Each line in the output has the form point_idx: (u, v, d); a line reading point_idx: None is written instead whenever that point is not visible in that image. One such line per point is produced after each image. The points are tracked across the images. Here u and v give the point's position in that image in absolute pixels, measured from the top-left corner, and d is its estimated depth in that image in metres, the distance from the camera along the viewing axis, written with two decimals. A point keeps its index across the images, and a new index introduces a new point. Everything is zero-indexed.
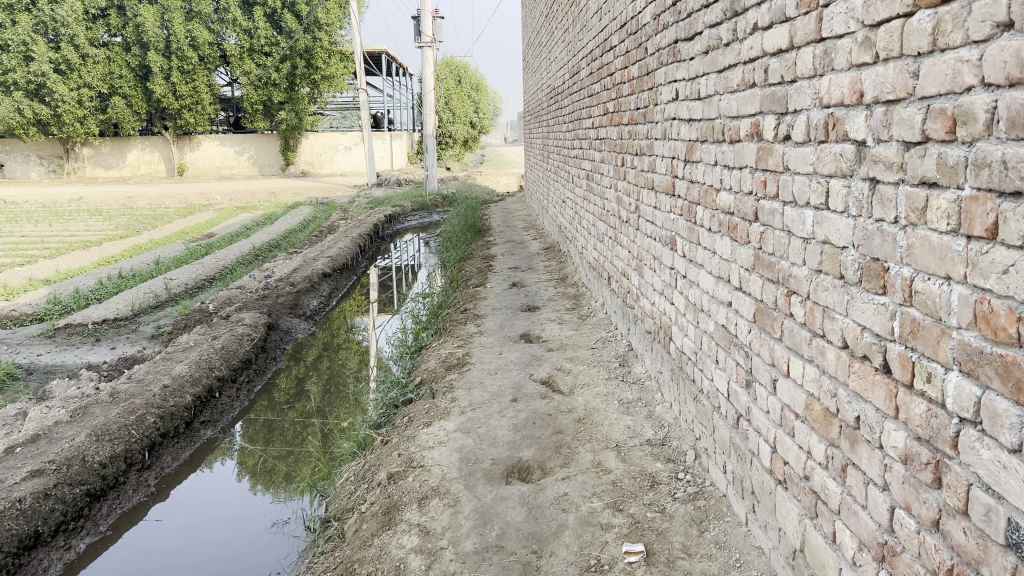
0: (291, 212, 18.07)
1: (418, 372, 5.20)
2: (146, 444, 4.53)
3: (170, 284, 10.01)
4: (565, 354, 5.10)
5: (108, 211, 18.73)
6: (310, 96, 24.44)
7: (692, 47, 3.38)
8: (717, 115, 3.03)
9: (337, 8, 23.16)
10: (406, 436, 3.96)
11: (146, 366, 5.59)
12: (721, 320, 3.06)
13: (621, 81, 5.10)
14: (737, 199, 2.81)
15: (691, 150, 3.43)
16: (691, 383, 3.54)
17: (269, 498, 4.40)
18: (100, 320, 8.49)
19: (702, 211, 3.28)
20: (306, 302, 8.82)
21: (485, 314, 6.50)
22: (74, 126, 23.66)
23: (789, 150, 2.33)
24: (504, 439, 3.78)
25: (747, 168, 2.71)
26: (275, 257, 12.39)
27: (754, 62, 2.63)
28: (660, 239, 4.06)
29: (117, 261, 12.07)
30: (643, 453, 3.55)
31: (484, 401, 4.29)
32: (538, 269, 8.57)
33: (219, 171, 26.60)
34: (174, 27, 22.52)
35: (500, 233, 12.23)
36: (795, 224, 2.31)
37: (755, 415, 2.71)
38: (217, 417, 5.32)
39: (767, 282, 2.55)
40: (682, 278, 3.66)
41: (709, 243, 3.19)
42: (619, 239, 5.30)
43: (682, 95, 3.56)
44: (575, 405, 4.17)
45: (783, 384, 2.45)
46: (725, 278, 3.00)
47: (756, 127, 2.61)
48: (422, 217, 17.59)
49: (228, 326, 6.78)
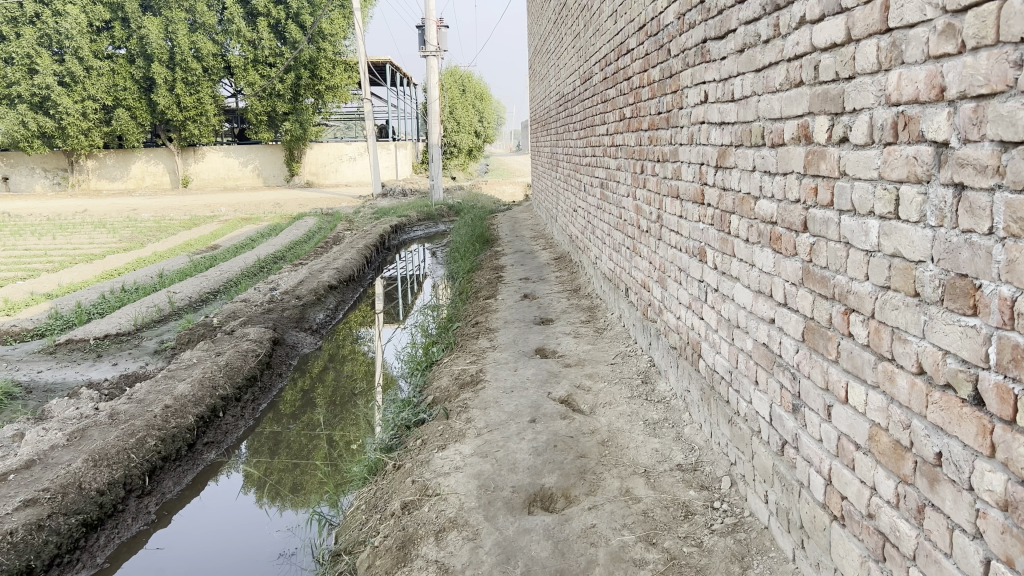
0: (296, 223, 17.88)
1: (430, 390, 4.97)
2: (147, 468, 4.31)
3: (174, 297, 9.81)
4: (584, 370, 4.87)
5: (112, 224, 18.57)
6: (314, 107, 24.29)
7: (724, 45, 3.18)
8: (755, 117, 2.83)
9: (341, 18, 23.02)
10: (420, 460, 3.74)
11: (147, 385, 5.37)
12: (762, 339, 2.84)
13: (640, 85, 4.90)
14: (781, 208, 2.60)
15: (723, 156, 3.22)
16: (725, 404, 3.31)
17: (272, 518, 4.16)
18: (103, 335, 8.29)
19: (737, 220, 3.07)
20: (312, 316, 8.61)
21: (497, 327, 6.27)
22: (79, 138, 23.57)
23: (846, 154, 2.13)
24: (524, 464, 3.55)
25: (793, 174, 2.50)
26: (281, 269, 12.20)
27: (801, 58, 2.43)
28: (687, 249, 3.85)
29: (120, 274, 11.88)
30: (674, 479, 3.32)
31: (501, 422, 4.06)
32: (549, 279, 8.36)
33: (224, 182, 26.49)
34: (178, 38, 22.44)
35: (508, 242, 12.01)
36: (855, 235, 2.09)
37: (805, 442, 2.49)
38: (220, 438, 5.11)
39: (820, 298, 2.33)
40: (713, 292, 3.44)
41: (746, 254, 2.98)
42: (639, 249, 5.08)
43: (713, 97, 3.35)
44: (597, 425, 3.94)
45: (840, 411, 2.23)
46: (766, 292, 2.79)
47: (804, 129, 2.41)
48: (428, 227, 17.37)
49: (232, 341, 6.56)
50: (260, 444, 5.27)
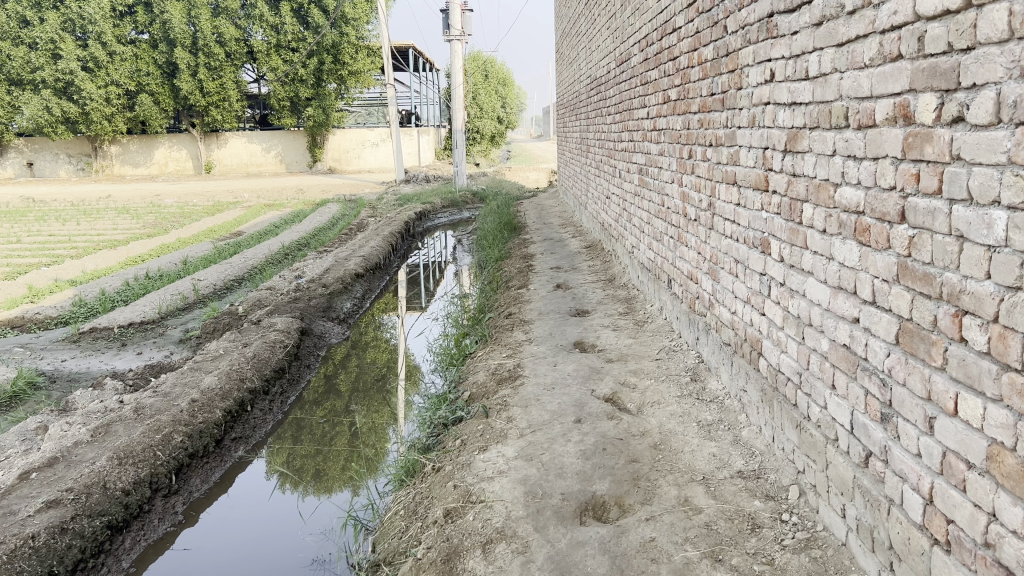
0: (320, 210, 17.73)
1: (465, 386, 4.75)
2: (173, 466, 4.14)
3: (198, 285, 9.67)
4: (627, 366, 4.64)
5: (135, 209, 18.50)
6: (337, 92, 24.08)
7: (796, 19, 2.92)
8: (837, 97, 2.57)
9: (364, 2, 22.77)
10: (460, 463, 3.53)
11: (173, 378, 5.20)
12: (842, 340, 2.60)
13: (688, 66, 4.65)
14: (870, 197, 2.36)
15: (794, 139, 2.97)
16: (792, 408, 3.09)
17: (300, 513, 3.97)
18: (127, 324, 8.16)
19: (811, 209, 2.82)
20: (339, 305, 8.42)
21: (532, 318, 6.05)
22: (102, 124, 23.52)
23: (962, 136, 1.87)
24: (572, 469, 3.33)
25: (887, 159, 2.25)
26: (305, 256, 12.04)
27: (899, 29, 2.17)
28: (746, 240, 3.61)
29: (144, 261, 11.78)
30: (737, 488, 3.08)
31: (545, 422, 3.84)
32: (582, 269, 8.12)
33: (246, 168, 26.40)
34: (201, 23, 22.30)
35: (536, 230, 11.76)
36: (974, 228, 1.84)
37: (897, 457, 2.24)
38: (248, 433, 4.94)
39: (921, 296, 2.09)
40: (778, 287, 3.20)
41: (823, 246, 2.73)
42: (685, 238, 4.84)
43: (781, 76, 3.10)
44: (648, 427, 3.71)
45: (946, 427, 1.99)
46: (848, 288, 2.54)
47: (903, 108, 2.15)
48: (452, 214, 17.16)
49: (259, 332, 6.38)
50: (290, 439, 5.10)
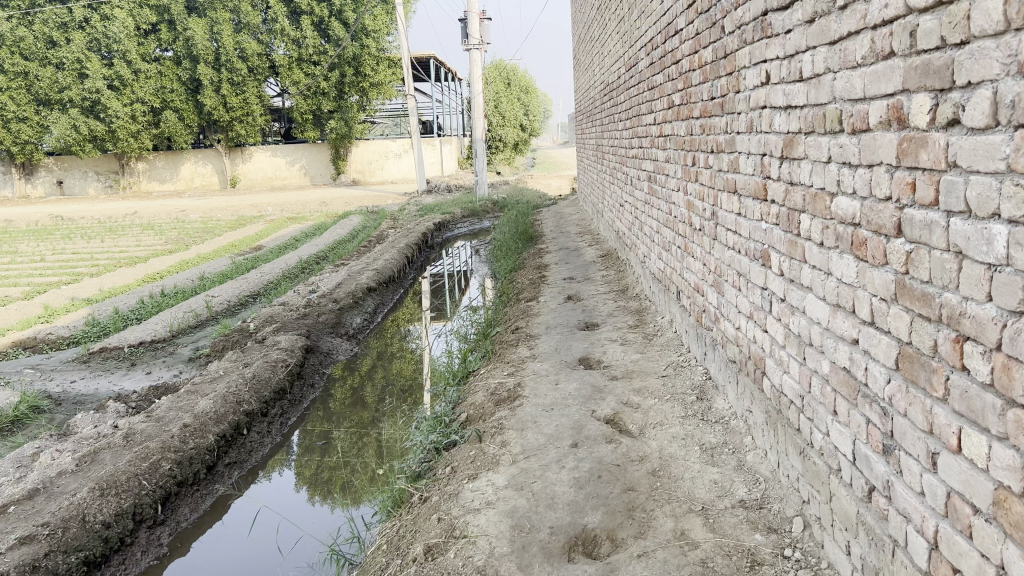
0: (341, 222, 17.68)
1: (463, 407, 4.58)
2: (159, 495, 4.03)
3: (212, 302, 9.60)
4: (632, 384, 4.44)
5: (159, 226, 18.58)
6: (359, 104, 24.08)
7: (789, 18, 2.72)
8: (830, 99, 2.37)
9: (384, 14, 22.75)
10: (448, 493, 3.36)
11: (168, 402, 5.10)
12: (842, 362, 2.40)
13: (689, 69, 4.46)
14: (865, 207, 2.16)
15: (790, 145, 2.77)
16: (796, 433, 2.88)
17: (285, 547, 3.81)
18: (137, 343, 8.10)
19: (809, 220, 2.62)
20: (349, 320, 8.29)
21: (539, 333, 5.87)
22: (128, 141, 23.73)
23: (957, 140, 1.68)
24: (564, 499, 3.14)
25: (883, 166, 2.04)
26: (322, 270, 11.97)
27: (891, 23, 1.96)
28: (747, 252, 3.40)
29: (162, 278, 11.76)
30: (737, 520, 2.88)
31: (540, 447, 3.65)
32: (595, 279, 7.92)
33: (271, 182, 26.51)
34: (223, 39, 22.44)
35: (553, 239, 11.58)
36: (972, 244, 1.64)
37: (901, 494, 2.03)
38: (244, 457, 4.83)
39: (920, 318, 1.88)
40: (779, 303, 3.00)
41: (821, 260, 2.53)
42: (691, 248, 4.64)
43: (776, 77, 2.90)
44: (648, 451, 3.51)
45: (949, 465, 1.78)
46: (848, 307, 2.34)
47: (896, 110, 1.95)
48: (472, 223, 17.02)
49: (262, 351, 6.27)
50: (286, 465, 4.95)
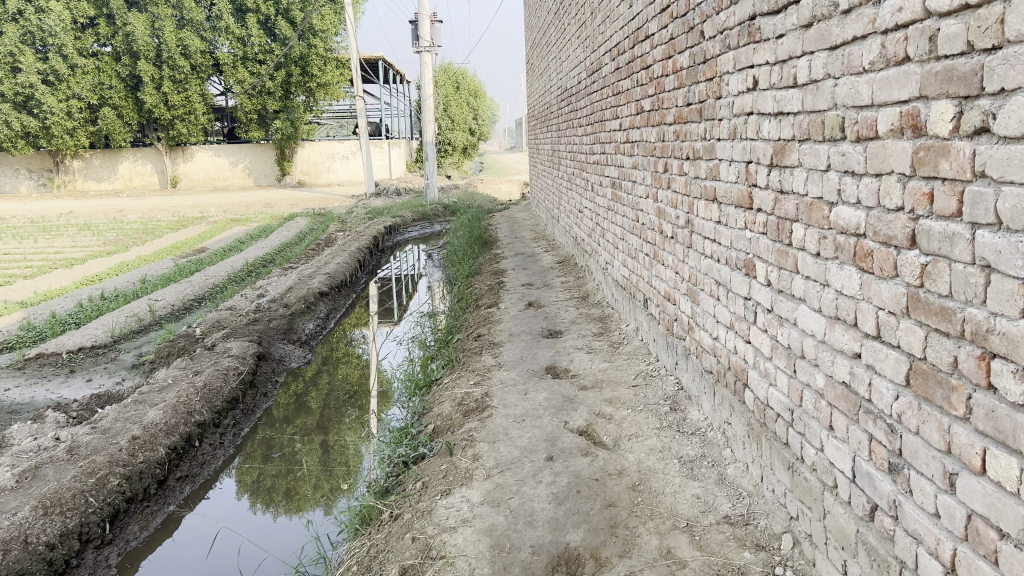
0: (287, 224, 17.28)
1: (429, 418, 4.42)
2: (107, 513, 3.80)
3: (155, 306, 9.24)
4: (603, 394, 4.34)
5: (97, 226, 17.91)
6: (305, 104, 23.67)
7: (782, 22, 2.66)
8: (831, 105, 2.31)
9: (332, 13, 22.42)
10: (420, 510, 3.21)
11: (114, 412, 4.83)
12: (840, 377, 2.33)
13: (662, 75, 4.40)
14: (872, 217, 2.09)
15: (781, 152, 2.71)
16: (784, 447, 2.81)
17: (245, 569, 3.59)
18: (76, 349, 7.73)
19: (802, 230, 2.55)
20: (301, 326, 8.04)
21: (502, 341, 5.74)
22: (64, 138, 22.88)
23: (986, 149, 1.61)
24: (543, 516, 3.02)
25: (893, 176, 1.98)
26: (269, 273, 11.65)
27: (905, 28, 1.90)
28: (728, 261, 3.34)
29: (100, 280, 11.31)
30: (723, 537, 2.80)
31: (514, 460, 3.53)
32: (554, 285, 7.83)
33: (213, 182, 25.87)
34: (165, 35, 21.85)
35: (507, 244, 11.47)
36: (1004, 257, 1.57)
37: (910, 514, 1.97)
38: (196, 470, 4.60)
39: (937, 333, 1.82)
40: (765, 314, 2.94)
41: (816, 271, 2.46)
42: (661, 256, 4.57)
43: (765, 84, 2.84)
44: (625, 465, 3.41)
45: (971, 486, 1.71)
46: (849, 320, 2.27)
47: (911, 118, 1.88)
48: (423, 227, 16.82)
49: (212, 358, 6.01)
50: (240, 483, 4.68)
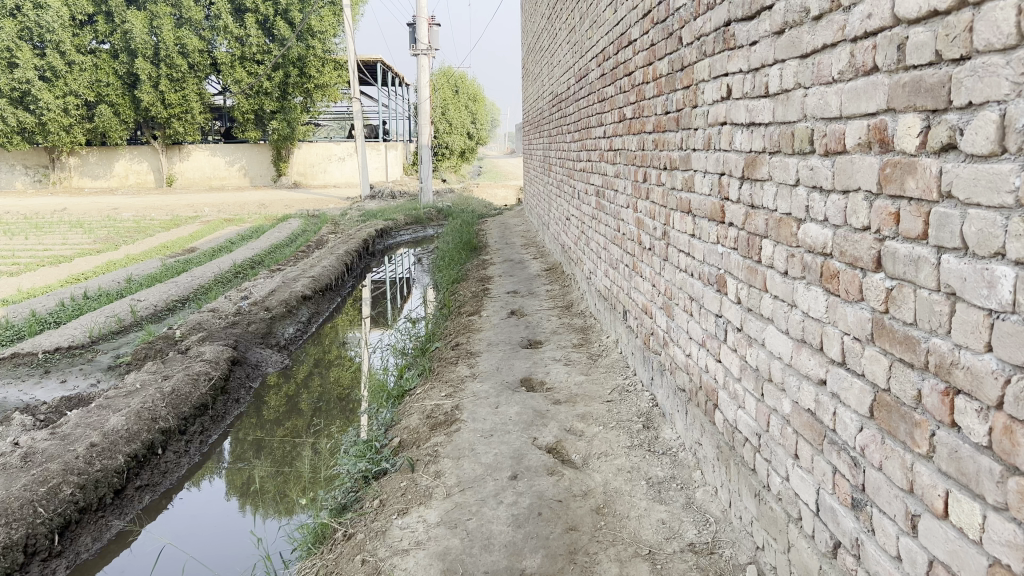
0: (280, 225, 17.14)
1: (397, 431, 4.29)
2: (57, 524, 3.67)
3: (137, 307, 9.10)
4: (576, 409, 4.20)
5: (89, 224, 17.75)
6: (303, 106, 23.56)
7: (755, 30, 2.54)
8: (800, 117, 2.19)
9: (331, 15, 22.32)
10: (375, 531, 3.09)
11: (76, 417, 4.69)
12: (806, 404, 2.21)
13: (642, 81, 4.29)
14: (838, 235, 1.97)
15: (752, 164, 2.59)
16: (751, 473, 2.69)
17: None
18: (53, 350, 7.58)
19: (771, 247, 2.43)
20: (281, 330, 7.91)
21: (480, 351, 5.61)
22: (60, 134, 22.71)
23: (952, 168, 1.49)
24: (500, 540, 2.89)
25: (860, 193, 1.86)
26: (257, 275, 11.53)
27: (873, 36, 1.78)
28: (701, 276, 3.21)
29: (86, 279, 11.16)
30: (686, 566, 2.67)
31: (477, 478, 3.40)
32: (539, 293, 7.71)
33: (209, 182, 25.73)
34: (163, 34, 21.75)
35: (497, 250, 11.34)
36: (969, 285, 1.45)
37: (871, 554, 1.84)
38: (157, 479, 4.48)
39: (900, 363, 1.69)
40: (735, 332, 2.81)
41: (784, 291, 2.34)
42: (640, 268, 4.45)
43: (738, 93, 2.72)
44: (591, 485, 3.29)
45: (932, 530, 1.59)
46: (815, 344, 2.14)
47: (878, 132, 1.76)
48: (416, 231, 16.70)
49: (183, 363, 5.87)
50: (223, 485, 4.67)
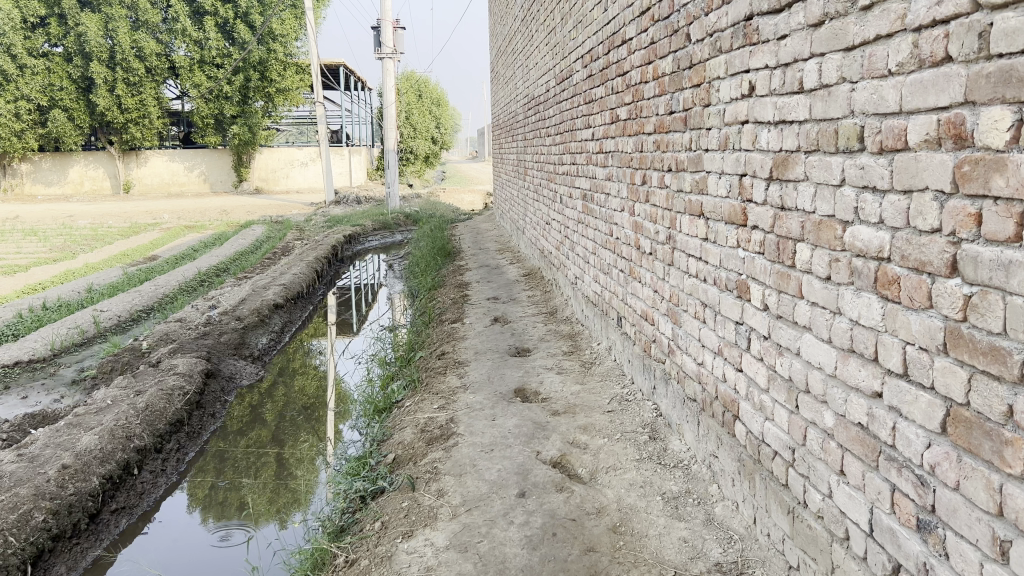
0: (243, 232, 16.74)
1: (390, 446, 4.10)
2: (29, 554, 3.42)
3: (99, 317, 8.75)
4: (576, 420, 4.05)
5: (44, 232, 17.18)
6: (264, 110, 23.15)
7: (786, 23, 2.41)
8: (846, 112, 2.06)
9: (292, 18, 21.94)
10: (379, 556, 2.90)
11: (42, 437, 4.41)
12: (855, 417, 2.08)
13: (640, 80, 4.16)
14: (899, 237, 1.84)
15: (782, 164, 2.46)
16: (783, 489, 2.55)
17: None
18: (12, 364, 7.23)
19: (808, 250, 2.30)
20: (254, 341, 7.63)
21: (468, 360, 5.42)
22: (11, 140, 22.01)
23: None
24: (516, 563, 2.73)
25: (928, 192, 1.73)
26: (223, 283, 11.21)
27: (944, 24, 1.66)
28: (717, 281, 3.08)
29: (43, 288, 10.74)
30: None
31: (483, 496, 3.23)
32: (520, 299, 7.55)
33: (168, 188, 25.14)
34: (119, 36, 21.21)
35: (471, 256, 11.16)
36: None
37: None
38: (133, 501, 4.23)
39: (984, 376, 1.57)
40: (760, 340, 2.69)
41: (826, 296, 2.21)
42: (638, 274, 4.31)
43: (764, 89, 2.59)
44: (604, 502, 3.14)
45: None
46: (868, 353, 2.00)
47: (952, 127, 1.64)
48: (384, 237, 16.44)
49: (155, 376, 5.59)
50: (189, 502, 4.40)
